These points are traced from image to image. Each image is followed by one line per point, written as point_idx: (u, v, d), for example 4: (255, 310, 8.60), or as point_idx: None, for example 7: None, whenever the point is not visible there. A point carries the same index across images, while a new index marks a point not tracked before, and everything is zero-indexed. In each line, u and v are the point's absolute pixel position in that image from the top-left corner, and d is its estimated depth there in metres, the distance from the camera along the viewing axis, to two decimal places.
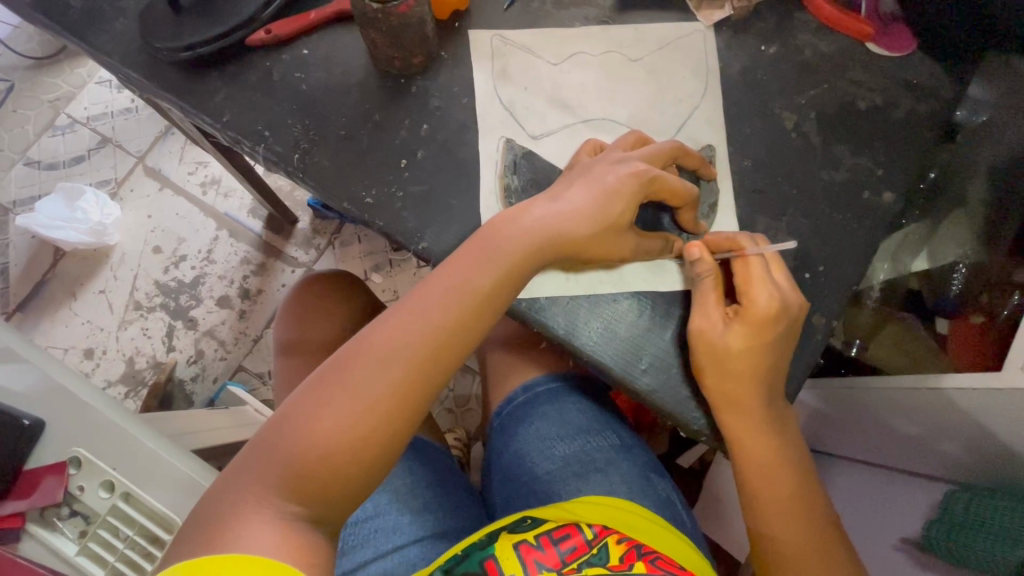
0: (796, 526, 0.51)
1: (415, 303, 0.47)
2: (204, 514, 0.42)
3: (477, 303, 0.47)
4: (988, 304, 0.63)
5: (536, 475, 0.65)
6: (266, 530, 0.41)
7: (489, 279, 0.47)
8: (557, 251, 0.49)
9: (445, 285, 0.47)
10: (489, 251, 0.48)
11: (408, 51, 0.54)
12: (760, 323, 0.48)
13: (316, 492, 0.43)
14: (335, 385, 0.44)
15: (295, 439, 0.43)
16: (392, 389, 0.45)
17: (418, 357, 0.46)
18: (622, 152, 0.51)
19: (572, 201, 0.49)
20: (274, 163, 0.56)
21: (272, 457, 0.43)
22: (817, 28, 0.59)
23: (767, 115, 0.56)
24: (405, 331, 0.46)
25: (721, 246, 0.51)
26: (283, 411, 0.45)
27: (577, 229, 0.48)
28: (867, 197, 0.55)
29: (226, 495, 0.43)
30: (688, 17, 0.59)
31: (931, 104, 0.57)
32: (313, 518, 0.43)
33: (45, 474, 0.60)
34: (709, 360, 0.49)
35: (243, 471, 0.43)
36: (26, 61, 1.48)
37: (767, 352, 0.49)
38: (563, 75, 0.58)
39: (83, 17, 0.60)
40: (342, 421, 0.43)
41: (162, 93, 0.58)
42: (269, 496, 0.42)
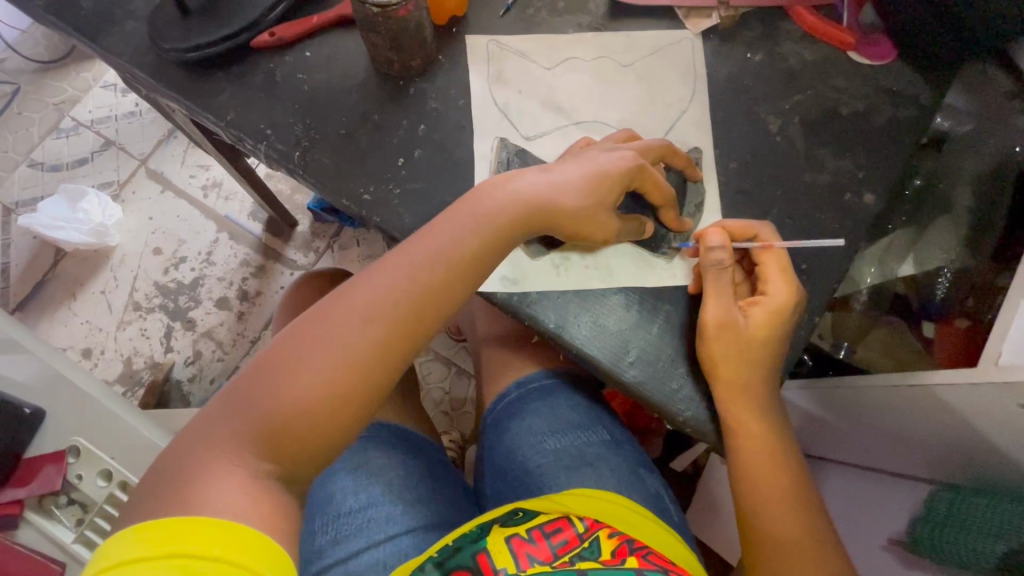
0: (780, 515, 0.53)
1: (395, 265, 0.48)
2: (174, 465, 0.43)
3: (457, 270, 0.48)
4: (971, 308, 0.65)
5: (529, 469, 0.66)
6: (241, 492, 0.41)
7: (470, 247, 0.49)
8: (540, 218, 0.51)
9: (427, 250, 0.48)
10: (472, 220, 0.49)
11: (407, 54, 0.56)
12: (780, 313, 0.51)
13: (290, 449, 0.44)
14: (312, 342, 0.45)
15: (272, 395, 0.44)
16: (370, 350, 0.46)
17: (398, 319, 0.47)
18: (613, 145, 0.54)
19: (560, 181, 0.51)
20: (276, 160, 0.58)
21: (246, 411, 0.44)
22: (801, 38, 0.61)
23: (752, 119, 0.58)
24: (385, 292, 0.47)
25: (745, 235, 0.53)
26: (257, 364, 0.46)
27: (563, 200, 0.51)
28: (849, 199, 0.56)
29: (197, 448, 0.43)
30: (677, 25, 0.62)
31: (911, 110, 0.59)
32: (285, 477, 0.44)
33: (45, 463, 0.61)
34: (727, 346, 0.50)
35: (216, 426, 0.44)
36: (32, 65, 1.50)
37: (747, 343, 0.51)
38: (556, 79, 0.60)
39: (94, 19, 0.62)
40: (319, 377, 0.44)
41: (168, 91, 0.59)
42: (242, 451, 0.43)
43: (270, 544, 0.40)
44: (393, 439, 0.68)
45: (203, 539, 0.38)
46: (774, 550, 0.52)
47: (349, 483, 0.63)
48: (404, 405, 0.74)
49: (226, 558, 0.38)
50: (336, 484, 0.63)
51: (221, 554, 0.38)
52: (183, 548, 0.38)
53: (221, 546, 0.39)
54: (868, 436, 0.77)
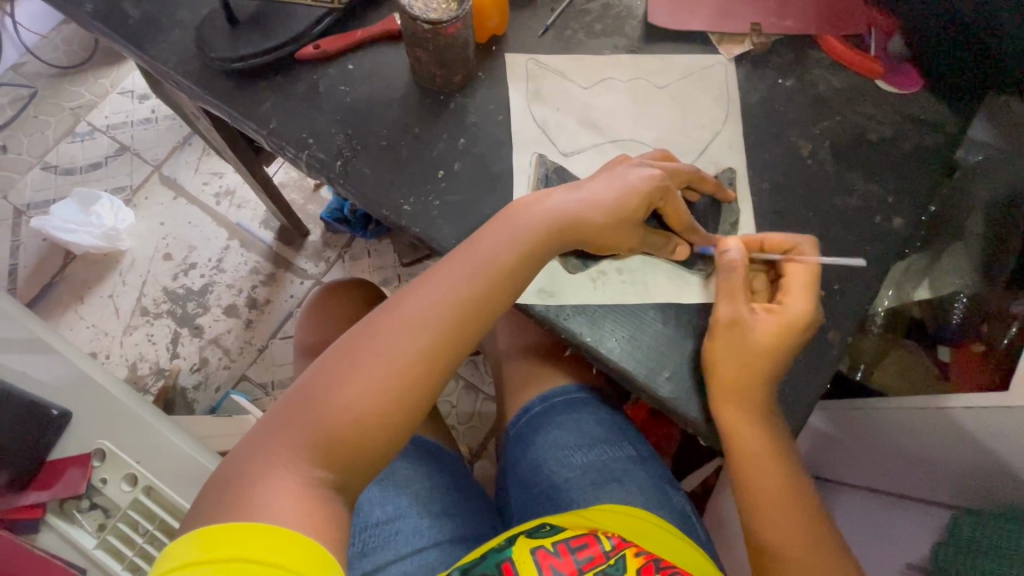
0: (786, 518, 0.53)
1: (444, 277, 0.49)
2: (229, 475, 0.43)
3: (504, 282, 0.49)
4: (987, 334, 0.66)
5: (555, 483, 0.66)
6: (292, 497, 0.42)
7: (514, 255, 0.50)
8: (573, 237, 0.52)
9: (474, 258, 0.49)
10: (516, 231, 0.50)
11: (451, 70, 0.58)
12: (793, 325, 0.51)
13: (344, 457, 0.45)
14: (362, 352, 0.46)
15: (327, 403, 0.45)
16: (418, 357, 0.47)
17: (448, 329, 0.48)
18: (649, 163, 0.55)
19: (598, 194, 0.52)
20: (317, 169, 0.58)
21: (302, 420, 0.44)
22: (830, 66, 0.63)
23: (784, 142, 0.60)
24: (436, 302, 0.48)
25: (779, 248, 0.54)
26: (312, 374, 0.47)
27: (594, 218, 0.52)
28: (878, 222, 0.58)
29: (253, 457, 0.44)
30: (710, 50, 0.64)
31: (936, 138, 0.60)
32: (336, 484, 0.45)
33: (68, 466, 0.62)
34: (733, 347, 0.51)
35: (271, 435, 0.44)
36: (51, 69, 1.52)
37: (790, 355, 0.51)
38: (593, 99, 0.62)
39: (141, 26, 0.63)
40: (371, 384, 0.45)
41: (212, 99, 0.60)
42: (297, 460, 0.43)
43: (321, 550, 0.40)
44: (417, 451, 0.68)
45: (262, 544, 0.39)
46: (778, 552, 0.52)
47: (375, 494, 0.63)
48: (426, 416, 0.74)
49: (284, 564, 0.39)
50: (362, 495, 0.63)
51: (279, 561, 0.39)
52: (243, 553, 0.39)
53: (279, 552, 0.39)
54: (885, 459, 0.76)
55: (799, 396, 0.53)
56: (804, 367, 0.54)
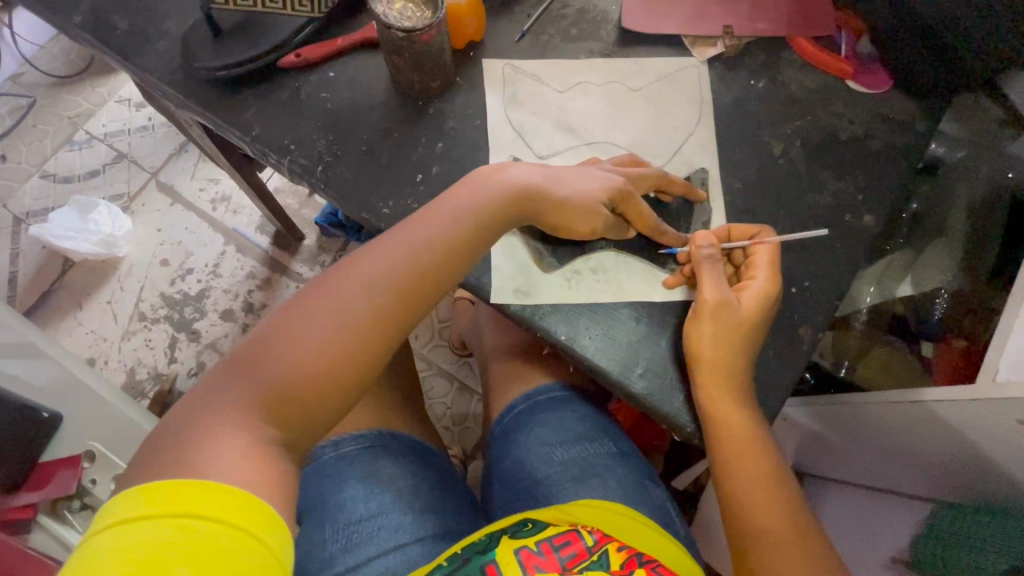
0: (767, 513, 0.53)
1: (394, 246, 0.51)
2: (179, 433, 0.45)
3: (451, 259, 0.52)
4: (967, 328, 0.67)
5: (536, 479, 0.67)
6: (242, 454, 0.44)
7: (466, 229, 0.52)
8: (527, 212, 0.55)
9: (426, 229, 0.52)
10: (468, 204, 0.53)
11: (428, 76, 0.59)
12: (765, 299, 0.53)
13: (293, 415, 0.48)
14: (314, 317, 0.49)
15: (278, 365, 0.47)
16: (369, 324, 0.50)
17: (396, 301, 0.51)
18: (612, 168, 0.58)
19: (558, 188, 0.55)
20: (300, 174, 0.60)
21: (254, 382, 0.47)
22: (802, 67, 0.64)
23: (756, 142, 0.61)
24: (388, 270, 0.51)
25: (739, 236, 0.56)
26: (262, 335, 0.49)
27: (550, 196, 0.54)
28: (849, 220, 0.59)
29: (202, 415, 0.46)
30: (684, 52, 0.65)
31: (906, 136, 0.61)
32: (286, 442, 0.47)
33: (59, 467, 0.64)
34: (722, 325, 0.52)
35: (221, 393, 0.47)
36: (49, 79, 1.54)
37: (764, 330, 0.53)
38: (569, 102, 0.63)
39: (128, 37, 0.65)
40: (321, 348, 0.48)
41: (197, 107, 0.62)
42: (247, 418, 0.46)
43: (268, 509, 0.43)
44: (402, 449, 0.69)
45: (211, 502, 0.41)
46: (759, 549, 0.52)
47: (359, 491, 0.64)
48: (412, 416, 0.75)
49: (232, 521, 0.41)
50: (346, 493, 0.64)
51: (227, 518, 0.41)
52: (191, 508, 0.40)
53: (227, 510, 0.41)
54: (869, 453, 0.77)
55: (771, 391, 0.54)
56: (775, 363, 0.55)
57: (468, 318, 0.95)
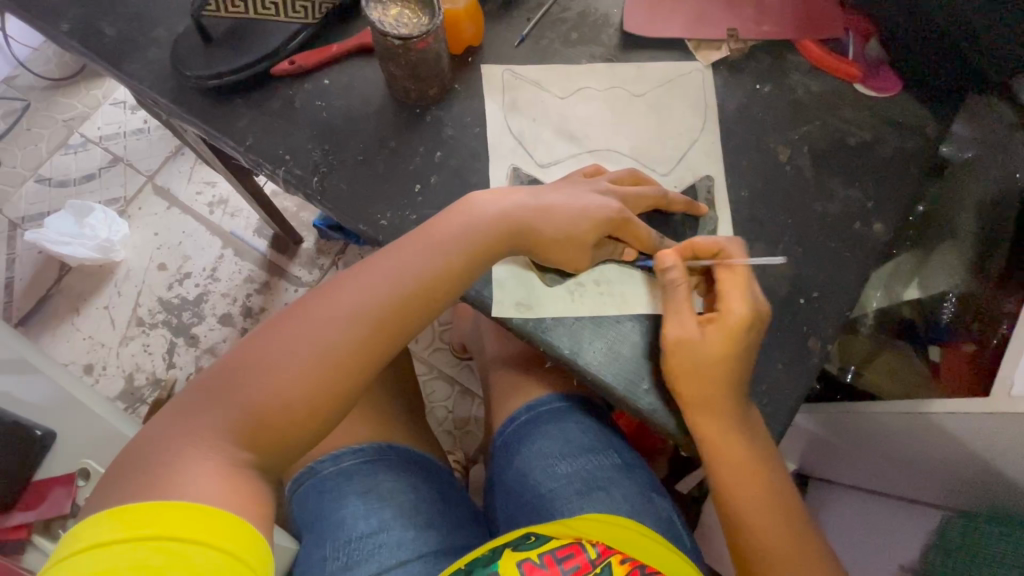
0: (767, 526, 0.52)
1: (382, 270, 0.51)
2: (152, 450, 0.45)
3: (433, 284, 0.51)
4: (977, 332, 0.65)
5: (540, 493, 0.65)
6: (215, 478, 0.44)
7: (458, 256, 0.52)
8: (521, 239, 0.54)
9: (415, 254, 0.51)
10: (460, 230, 0.52)
11: (425, 83, 0.58)
12: (735, 329, 0.50)
13: (267, 441, 0.47)
14: (296, 340, 0.48)
15: (257, 390, 0.47)
16: (351, 350, 0.49)
17: (377, 324, 0.50)
18: (608, 184, 0.56)
19: (556, 215, 0.54)
20: (295, 185, 0.58)
21: (229, 402, 0.47)
22: (809, 71, 0.62)
23: (762, 148, 0.60)
24: (373, 295, 0.50)
25: (707, 253, 0.54)
26: (242, 356, 0.48)
27: (544, 229, 0.53)
28: (858, 228, 0.57)
29: (174, 434, 0.46)
30: (688, 56, 0.63)
31: (916, 141, 0.60)
32: (259, 467, 0.47)
33: (53, 486, 0.62)
34: (688, 364, 0.51)
35: (197, 413, 0.46)
36: (43, 82, 1.52)
37: (743, 358, 0.51)
38: (570, 108, 0.61)
39: (118, 45, 0.63)
40: (301, 374, 0.48)
41: (189, 116, 0.60)
42: (221, 442, 0.45)
43: (246, 526, 0.43)
44: (402, 462, 0.68)
45: (184, 523, 0.40)
46: (758, 560, 0.52)
47: (360, 507, 0.63)
48: (412, 427, 0.74)
49: (207, 540, 0.40)
50: (347, 508, 0.63)
51: (201, 538, 0.40)
52: (163, 530, 0.40)
53: (202, 530, 0.41)
54: (876, 461, 0.76)
55: (780, 405, 0.53)
56: (783, 376, 0.53)
57: (468, 325, 0.94)
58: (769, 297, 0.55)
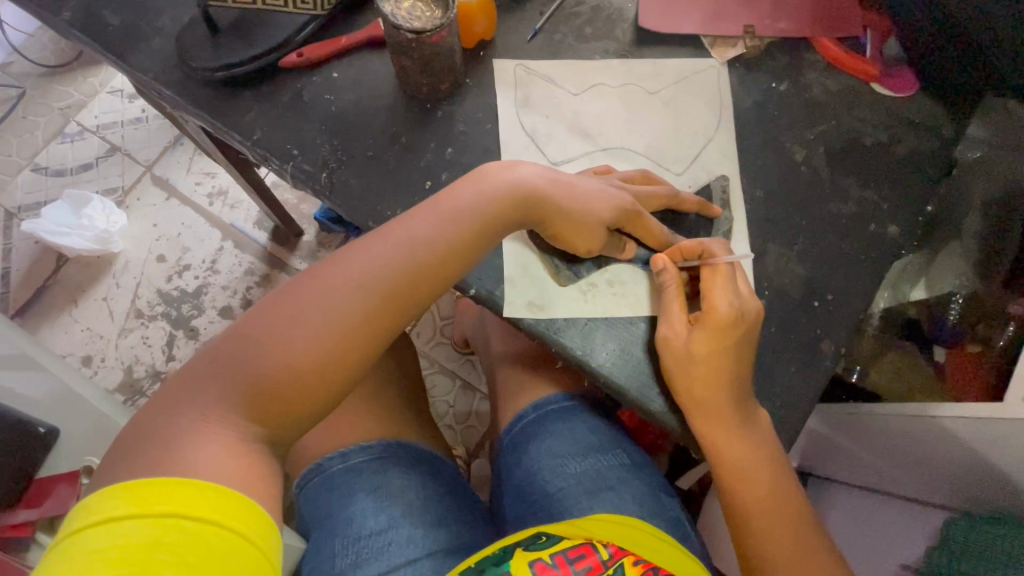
0: (773, 524, 0.53)
1: (394, 240, 0.50)
2: (158, 423, 0.44)
3: (445, 256, 0.50)
4: (984, 333, 0.66)
5: (548, 492, 0.65)
6: (227, 453, 0.43)
7: (470, 227, 0.51)
8: (534, 212, 0.53)
9: (427, 224, 0.50)
10: (472, 201, 0.51)
11: (437, 78, 0.57)
12: (720, 327, 0.49)
13: (277, 413, 0.46)
14: (305, 310, 0.47)
15: (266, 359, 0.46)
16: (361, 320, 0.48)
17: (386, 297, 0.49)
18: (619, 183, 0.55)
19: (568, 197, 0.53)
20: (303, 180, 0.57)
21: (237, 374, 0.45)
22: (825, 69, 0.61)
23: (778, 147, 0.59)
24: (384, 265, 0.49)
25: (692, 253, 0.54)
26: (249, 326, 0.47)
27: (558, 201, 0.53)
28: (873, 229, 0.57)
29: (182, 407, 0.44)
30: (703, 53, 0.62)
31: (932, 142, 0.59)
32: (268, 441, 0.46)
33: (57, 483, 0.63)
34: (677, 363, 0.51)
35: (204, 385, 0.45)
36: (38, 68, 1.50)
37: (733, 356, 0.50)
38: (583, 105, 0.60)
39: (121, 34, 0.62)
40: (311, 344, 0.47)
41: (194, 109, 0.59)
42: (231, 414, 0.45)
43: (258, 509, 0.42)
44: (410, 459, 0.68)
45: (196, 502, 0.40)
46: (764, 556, 0.52)
47: (368, 505, 0.62)
48: (418, 424, 0.74)
49: (220, 522, 0.40)
50: (355, 506, 0.62)
51: (215, 518, 0.40)
52: (175, 508, 0.39)
53: (215, 510, 0.40)
54: (880, 461, 0.76)
55: (794, 408, 0.52)
56: (797, 378, 0.53)
57: (471, 321, 0.93)
58: (782, 299, 0.55)
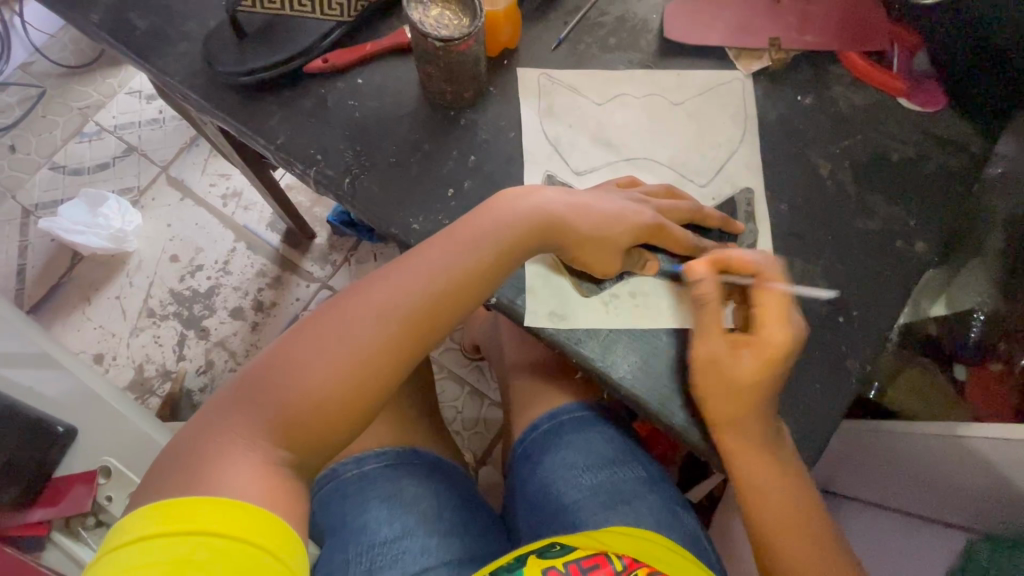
0: (793, 540, 0.50)
1: (419, 264, 0.50)
2: (187, 449, 0.44)
3: (467, 282, 0.50)
4: (1005, 352, 0.69)
5: (564, 504, 0.64)
6: (254, 476, 0.43)
7: (492, 250, 0.51)
8: (556, 235, 0.53)
9: (449, 247, 0.50)
10: (496, 223, 0.51)
11: (462, 86, 0.57)
12: (777, 352, 0.49)
13: (304, 439, 0.46)
14: (328, 337, 0.48)
15: (291, 386, 0.46)
16: (386, 346, 0.48)
17: (409, 322, 0.49)
18: (641, 196, 0.55)
19: (587, 217, 0.53)
20: (325, 186, 0.57)
21: (263, 400, 0.46)
22: (851, 82, 0.61)
23: (803, 161, 0.58)
24: (407, 291, 0.49)
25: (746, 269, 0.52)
26: (274, 354, 0.48)
27: (576, 224, 0.53)
28: (899, 246, 0.56)
29: (210, 434, 0.45)
30: (728, 65, 0.62)
31: (961, 158, 0.59)
32: (296, 465, 0.46)
33: (74, 483, 0.64)
34: (721, 383, 0.50)
35: (231, 413, 0.45)
36: (59, 69, 1.52)
37: (764, 371, 0.49)
38: (607, 115, 0.60)
39: (148, 37, 0.62)
40: (335, 371, 0.47)
41: (219, 112, 0.60)
42: (258, 440, 0.45)
43: (283, 527, 0.42)
44: (426, 468, 0.68)
45: (221, 519, 0.40)
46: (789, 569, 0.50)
47: (383, 512, 0.62)
48: (432, 433, 0.73)
49: (247, 539, 0.40)
50: (370, 513, 0.62)
51: (242, 536, 0.40)
52: (202, 526, 0.39)
53: (241, 527, 0.40)
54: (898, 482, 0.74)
55: (818, 425, 0.52)
56: (822, 395, 0.52)
57: (484, 328, 0.93)
58: (807, 315, 0.54)
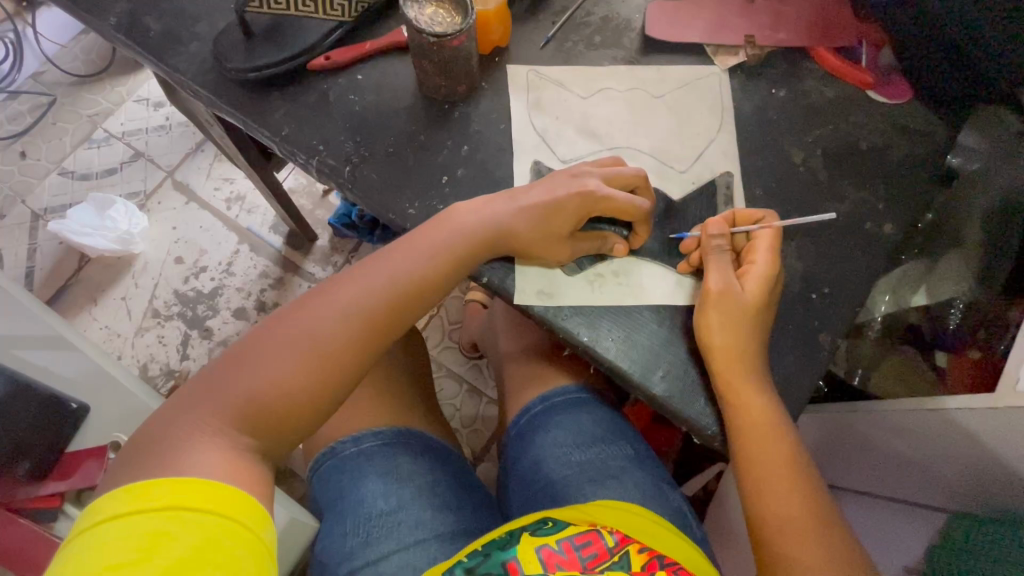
0: (788, 503, 0.51)
1: (381, 270, 0.54)
2: (157, 437, 0.47)
3: (424, 284, 0.55)
4: (985, 340, 0.64)
5: (553, 479, 0.67)
6: (221, 460, 0.46)
7: (450, 256, 0.55)
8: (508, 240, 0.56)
9: (409, 254, 0.55)
10: (455, 229, 0.55)
11: (455, 80, 0.61)
12: (772, 284, 0.54)
13: (269, 428, 0.50)
14: (294, 334, 0.51)
15: (258, 379, 0.49)
16: (348, 344, 0.52)
17: (371, 322, 0.53)
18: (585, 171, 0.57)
19: (531, 209, 0.55)
20: (327, 174, 0.61)
21: (231, 391, 0.49)
22: (823, 77, 0.65)
23: (777, 150, 0.62)
24: (369, 294, 0.53)
25: (748, 219, 0.57)
26: (242, 350, 0.51)
27: (524, 226, 0.55)
28: (869, 228, 0.59)
29: (178, 423, 0.48)
30: (706, 61, 0.66)
31: (925, 148, 0.62)
32: (260, 451, 0.50)
33: (86, 458, 0.67)
34: (732, 313, 0.52)
35: (199, 403, 0.49)
36: (70, 77, 1.57)
37: (760, 315, 0.53)
38: (591, 108, 0.64)
39: (162, 38, 0.66)
40: (301, 365, 0.50)
41: (227, 107, 0.63)
42: (224, 428, 0.48)
43: (253, 501, 0.46)
44: (421, 448, 0.70)
45: (195, 495, 0.43)
46: (779, 532, 0.50)
47: (379, 487, 0.65)
48: (428, 416, 0.76)
49: (219, 512, 0.44)
50: (366, 488, 0.64)
51: (215, 509, 0.43)
52: (177, 501, 0.43)
53: (213, 502, 0.44)
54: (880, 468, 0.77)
55: (792, 395, 0.55)
56: (796, 367, 0.55)
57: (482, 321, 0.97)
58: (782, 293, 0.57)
